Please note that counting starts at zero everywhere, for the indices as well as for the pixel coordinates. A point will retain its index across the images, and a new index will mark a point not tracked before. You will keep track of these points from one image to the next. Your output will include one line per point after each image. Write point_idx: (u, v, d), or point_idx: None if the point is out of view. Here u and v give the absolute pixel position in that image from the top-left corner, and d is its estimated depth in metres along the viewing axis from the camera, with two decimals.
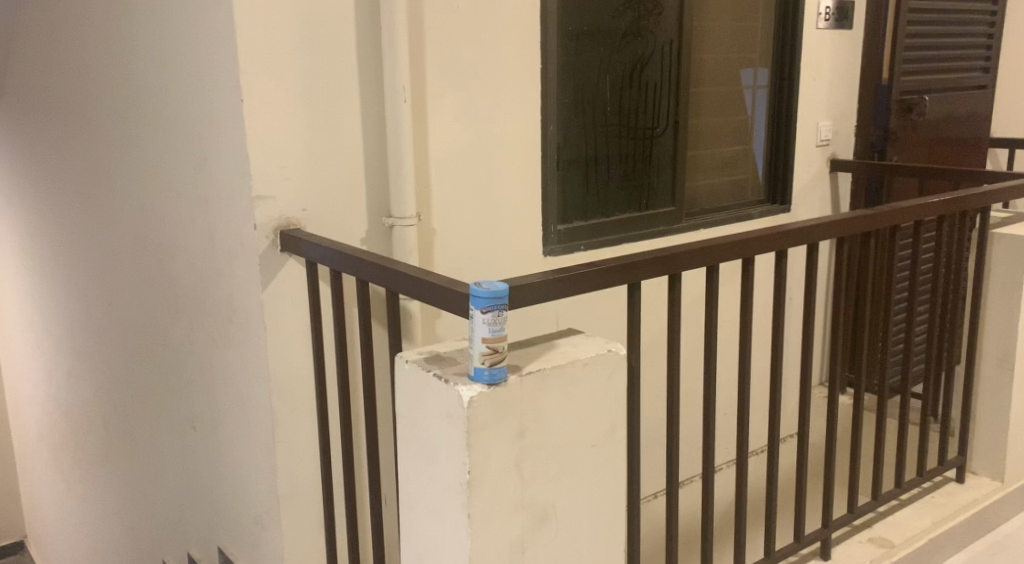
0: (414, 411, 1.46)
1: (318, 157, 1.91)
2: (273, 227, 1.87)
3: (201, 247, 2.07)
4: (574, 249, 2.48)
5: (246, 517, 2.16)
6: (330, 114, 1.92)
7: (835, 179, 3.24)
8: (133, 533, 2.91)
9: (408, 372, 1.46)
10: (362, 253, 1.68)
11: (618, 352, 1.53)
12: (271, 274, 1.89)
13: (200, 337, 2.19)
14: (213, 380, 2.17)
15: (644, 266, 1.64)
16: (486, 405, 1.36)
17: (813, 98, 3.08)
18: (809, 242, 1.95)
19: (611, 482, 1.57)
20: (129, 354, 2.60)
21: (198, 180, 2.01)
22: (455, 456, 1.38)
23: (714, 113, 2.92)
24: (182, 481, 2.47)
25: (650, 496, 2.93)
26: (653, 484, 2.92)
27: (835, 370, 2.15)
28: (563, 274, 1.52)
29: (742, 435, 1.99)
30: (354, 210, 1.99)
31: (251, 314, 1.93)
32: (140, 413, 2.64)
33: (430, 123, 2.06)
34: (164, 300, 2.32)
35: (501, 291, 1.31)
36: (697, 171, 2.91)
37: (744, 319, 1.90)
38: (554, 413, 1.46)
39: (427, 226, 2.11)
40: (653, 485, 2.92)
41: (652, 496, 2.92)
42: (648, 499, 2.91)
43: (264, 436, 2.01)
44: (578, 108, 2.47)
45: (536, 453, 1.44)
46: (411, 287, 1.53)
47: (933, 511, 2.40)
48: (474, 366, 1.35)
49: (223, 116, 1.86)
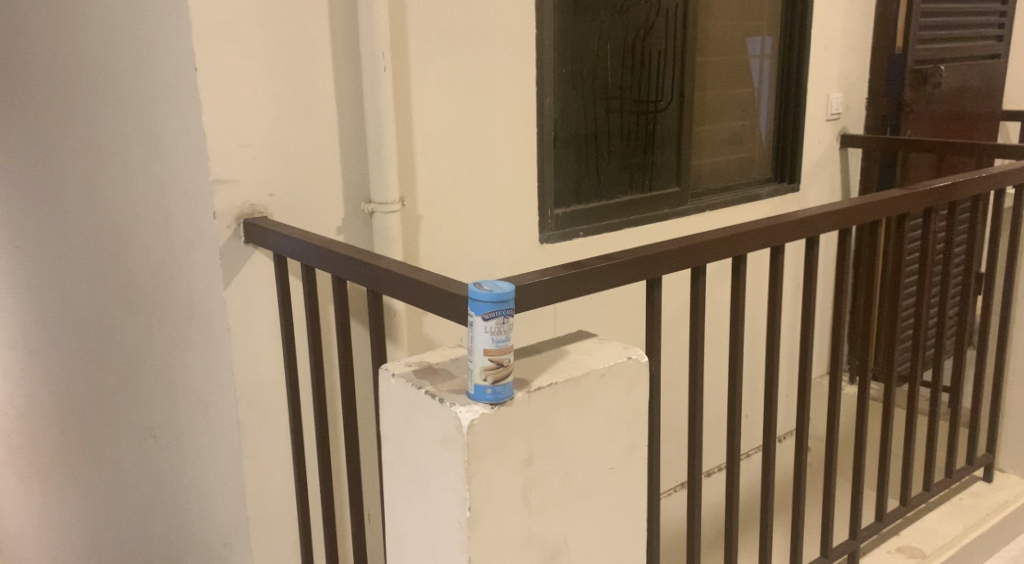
0: (402, 432, 1.24)
1: (288, 135, 1.68)
2: (235, 215, 1.63)
3: (158, 236, 1.82)
4: (573, 235, 2.25)
5: (214, 536, 1.93)
6: (300, 87, 1.68)
7: (845, 155, 3.06)
8: (79, 548, 2.62)
9: (394, 387, 1.24)
10: (338, 246, 1.45)
11: (639, 360, 1.31)
12: (234, 269, 1.65)
13: (160, 337, 1.94)
14: (174, 384, 1.93)
15: (664, 258, 1.42)
16: (488, 428, 1.14)
17: (824, 68, 2.87)
18: (843, 226, 1.73)
19: (633, 505, 1.36)
20: (79, 354, 2.33)
21: (153, 162, 1.76)
22: (453, 488, 1.16)
23: (721, 85, 2.70)
24: (143, 495, 2.21)
25: (664, 493, 2.72)
26: (673, 478, 2.73)
27: (865, 368, 1.95)
28: (571, 271, 1.30)
29: (768, 440, 1.80)
30: (329, 194, 1.76)
31: (213, 313, 1.70)
32: (91, 416, 2.36)
33: (415, 97, 1.83)
34: (119, 295, 2.05)
35: (508, 293, 1.10)
36: (703, 148, 2.69)
37: (772, 313, 1.70)
38: (566, 433, 1.24)
39: (412, 213, 1.88)
40: (671, 480, 2.73)
41: (670, 491, 2.73)
42: (667, 494, 2.71)
43: (230, 447, 1.78)
44: (577, 78, 2.24)
45: (547, 481, 1.23)
46: (395, 286, 1.31)
47: (961, 515, 2.23)
48: (474, 384, 1.13)
49: (178, 90, 1.61)
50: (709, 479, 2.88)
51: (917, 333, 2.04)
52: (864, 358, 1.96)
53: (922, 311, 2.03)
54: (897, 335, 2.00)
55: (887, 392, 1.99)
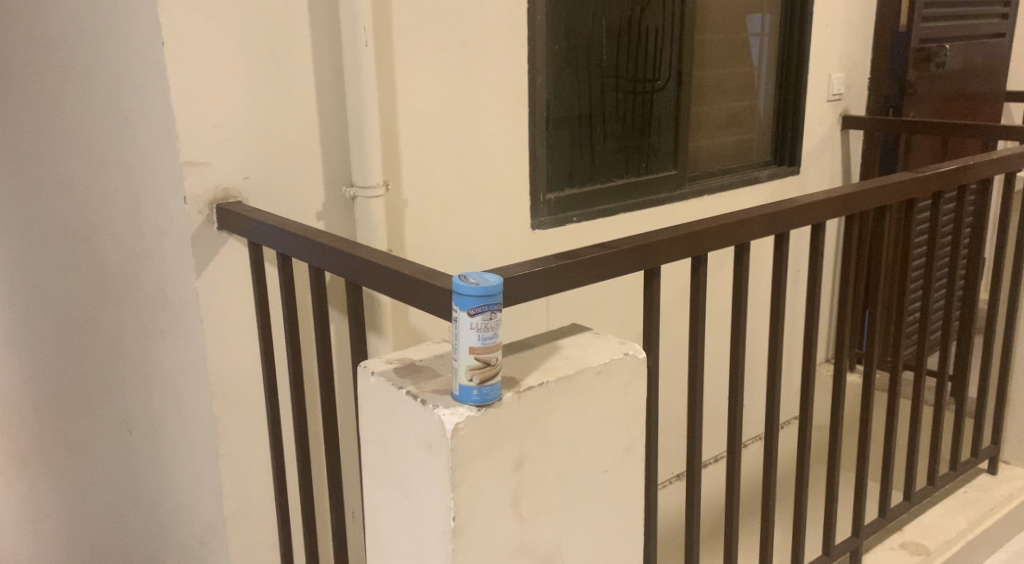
0: (383, 434, 1.15)
1: (264, 115, 1.58)
2: (207, 200, 1.54)
3: (128, 222, 1.71)
4: (565, 221, 2.15)
5: (191, 535, 1.85)
6: (276, 65, 1.58)
7: (846, 136, 2.97)
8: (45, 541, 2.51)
9: (373, 387, 1.15)
10: (315, 233, 1.36)
11: (637, 356, 1.23)
12: (207, 257, 1.56)
13: (133, 327, 1.83)
14: (148, 378, 1.83)
15: (663, 247, 1.33)
16: (475, 432, 1.05)
17: (825, 46, 2.78)
18: (850, 211, 1.64)
19: (629, 510, 1.28)
20: (46, 345, 2.21)
21: (120, 144, 1.65)
22: (437, 497, 1.07)
23: (720, 64, 2.60)
24: (117, 491, 2.11)
25: (665, 482, 2.65)
26: (668, 469, 2.65)
27: (871, 359, 1.87)
28: (563, 261, 1.21)
29: (770, 435, 1.72)
30: (308, 178, 1.66)
31: (186, 303, 1.61)
32: (59, 406, 2.24)
33: (399, 76, 1.73)
34: (87, 282, 1.93)
35: (495, 286, 1.01)
36: (701, 129, 2.59)
37: (775, 303, 1.62)
38: (559, 435, 1.15)
39: (397, 197, 1.78)
40: (668, 471, 2.66)
41: (666, 483, 2.65)
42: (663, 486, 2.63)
43: (205, 443, 1.70)
44: (571, 56, 2.14)
45: (539, 487, 1.14)
46: (376, 278, 1.21)
47: (966, 509, 2.16)
48: (459, 385, 1.05)
49: (145, 67, 1.51)
50: (706, 470, 2.80)
51: (924, 323, 1.96)
52: (871, 349, 1.88)
53: (930, 300, 1.95)
54: (904, 325, 1.92)
55: (893, 384, 1.91)
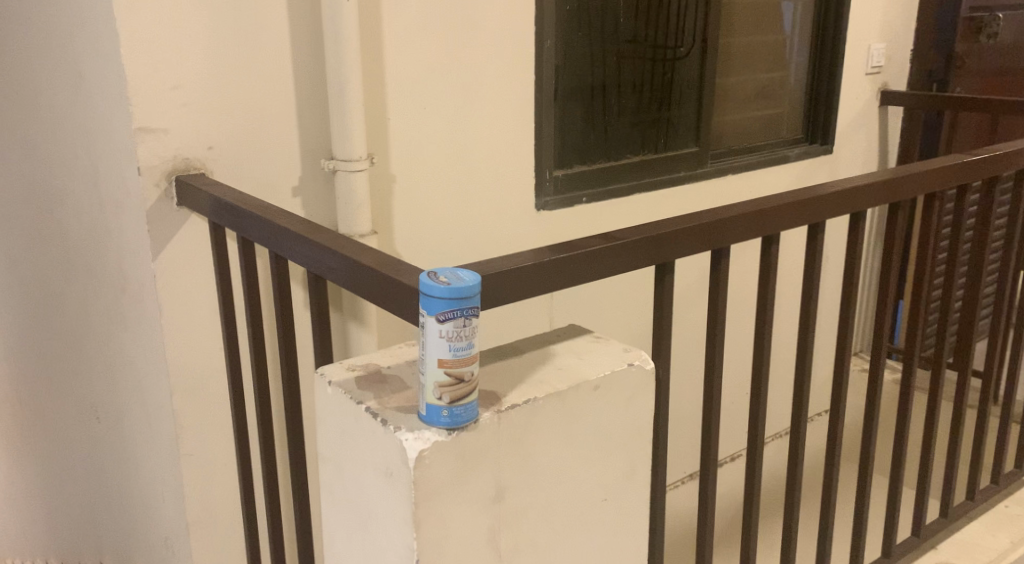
0: (340, 454, 0.98)
1: (230, 76, 1.40)
2: (165, 172, 1.36)
3: (86, 195, 1.53)
4: (574, 201, 1.96)
5: (155, 533, 1.71)
6: (246, 21, 1.40)
7: (885, 112, 2.76)
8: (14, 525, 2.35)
9: (331, 397, 0.98)
10: (277, 215, 1.18)
11: (642, 367, 1.05)
12: (165, 235, 1.39)
13: (96, 309, 1.65)
14: (111, 363, 1.66)
15: (677, 240, 1.14)
16: (444, 460, 0.88)
17: (865, 14, 2.56)
18: (894, 197, 1.43)
19: (629, 544, 1.11)
20: (9, 326, 2.02)
21: (74, 104, 1.47)
22: (398, 535, 0.90)
23: (750, 31, 2.38)
24: (87, 481, 1.94)
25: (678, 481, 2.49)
26: (681, 468, 2.48)
27: (910, 356, 1.67)
28: (558, 256, 1.02)
29: (794, 446, 1.53)
30: (281, 148, 1.48)
31: (144, 285, 1.44)
32: (24, 389, 2.04)
33: (388, 35, 1.54)
34: (52, 252, 1.72)
35: (470, 286, 0.83)
36: (727, 101, 2.38)
37: (806, 301, 1.42)
38: (548, 460, 0.98)
39: (382, 172, 1.60)
40: (680, 470, 2.48)
41: (678, 482, 2.48)
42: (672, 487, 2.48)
43: (165, 437, 1.54)
44: (584, 18, 1.93)
45: (520, 521, 0.97)
46: (339, 270, 1.03)
47: (1007, 525, 1.97)
48: (426, 403, 0.87)
49: (94, 18, 1.33)
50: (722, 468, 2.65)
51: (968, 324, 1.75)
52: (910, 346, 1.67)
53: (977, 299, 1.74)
54: (949, 324, 1.71)
55: (934, 387, 1.71)
